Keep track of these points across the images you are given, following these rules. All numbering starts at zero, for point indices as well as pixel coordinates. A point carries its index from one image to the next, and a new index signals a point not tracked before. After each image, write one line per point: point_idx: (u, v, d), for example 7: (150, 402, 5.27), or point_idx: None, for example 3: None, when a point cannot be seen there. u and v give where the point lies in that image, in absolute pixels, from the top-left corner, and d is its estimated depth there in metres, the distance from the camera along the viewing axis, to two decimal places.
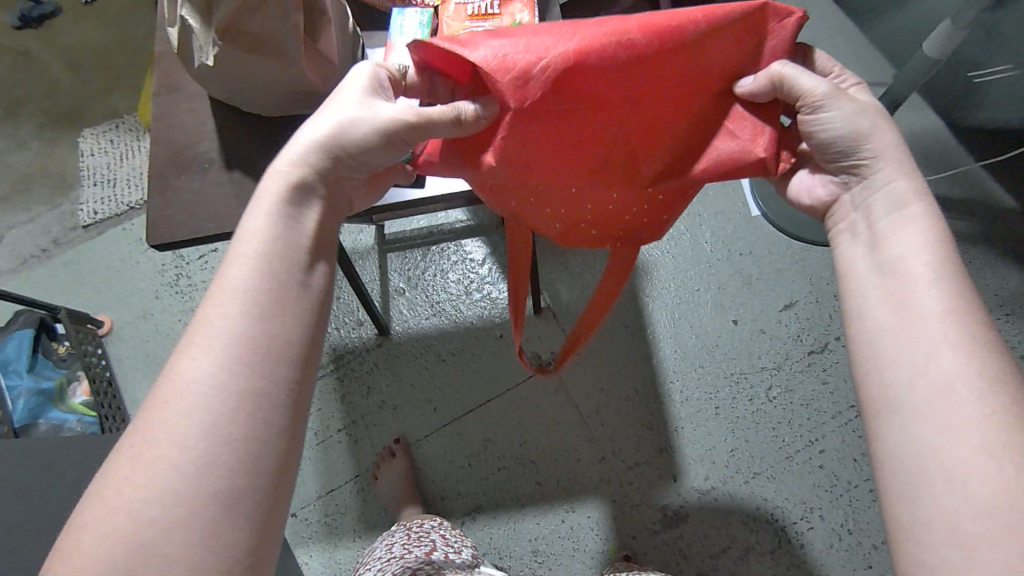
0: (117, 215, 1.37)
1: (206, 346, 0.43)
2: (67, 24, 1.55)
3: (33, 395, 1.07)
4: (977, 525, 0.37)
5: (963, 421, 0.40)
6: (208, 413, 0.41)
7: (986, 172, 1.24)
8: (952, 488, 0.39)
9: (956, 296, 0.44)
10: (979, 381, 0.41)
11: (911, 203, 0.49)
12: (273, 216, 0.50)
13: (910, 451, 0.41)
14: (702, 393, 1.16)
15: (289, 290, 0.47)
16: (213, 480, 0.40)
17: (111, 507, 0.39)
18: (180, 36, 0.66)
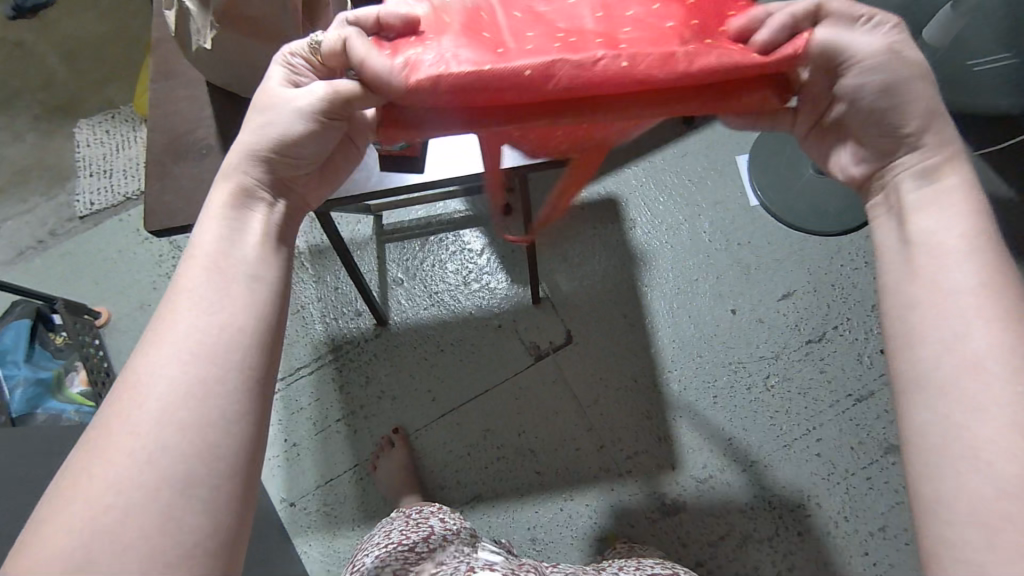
0: (114, 206, 1.36)
1: (157, 344, 0.43)
2: (62, 15, 1.54)
3: (31, 385, 1.08)
4: (1004, 506, 0.38)
5: (991, 398, 0.40)
6: (162, 401, 0.41)
7: (984, 163, 1.25)
8: (973, 465, 0.39)
9: (990, 271, 0.44)
10: (1011, 356, 0.41)
11: (942, 176, 0.49)
12: (221, 217, 0.50)
13: (938, 429, 0.41)
14: (701, 382, 1.16)
15: (236, 285, 0.47)
16: (172, 468, 0.39)
17: (70, 498, 0.38)
18: (178, 20, 0.66)
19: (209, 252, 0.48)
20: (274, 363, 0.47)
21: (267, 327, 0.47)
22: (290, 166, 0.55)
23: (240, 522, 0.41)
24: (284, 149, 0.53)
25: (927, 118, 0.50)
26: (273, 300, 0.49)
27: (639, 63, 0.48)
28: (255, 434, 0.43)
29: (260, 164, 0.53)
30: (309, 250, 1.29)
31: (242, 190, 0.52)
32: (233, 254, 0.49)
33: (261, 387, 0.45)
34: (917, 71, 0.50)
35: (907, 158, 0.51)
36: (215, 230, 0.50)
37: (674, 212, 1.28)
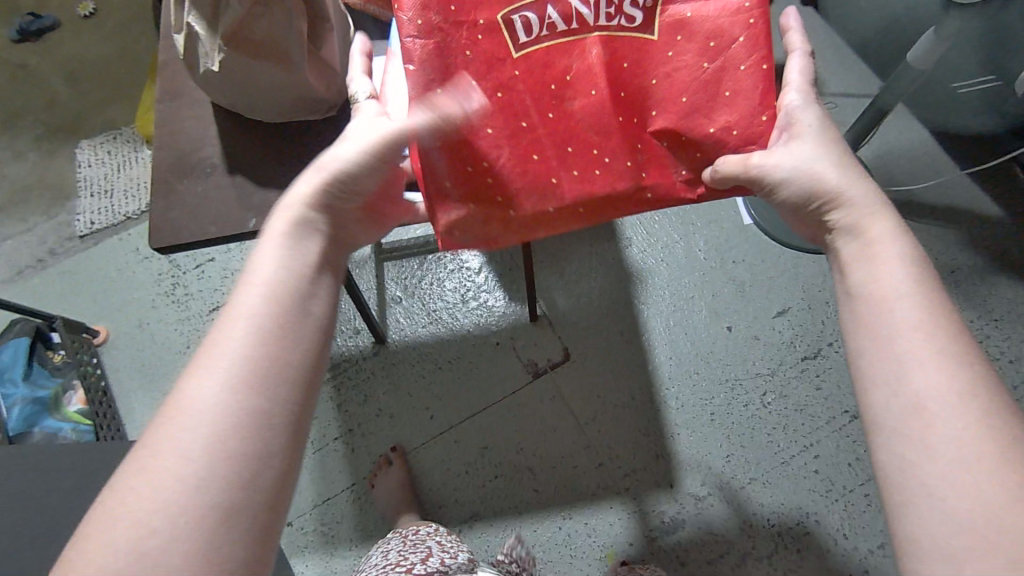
0: (115, 224, 1.38)
1: (204, 371, 0.43)
2: (68, 37, 1.57)
3: (29, 404, 1.08)
4: (963, 540, 0.38)
5: (941, 438, 0.41)
6: (210, 429, 0.42)
7: (972, 182, 1.27)
8: (935, 504, 0.40)
9: (926, 311, 0.45)
10: (952, 395, 0.42)
11: (876, 222, 0.51)
12: (279, 245, 0.51)
13: (897, 467, 0.43)
14: (698, 399, 1.17)
15: (289, 316, 0.48)
16: (213, 498, 0.40)
17: (119, 516, 0.39)
18: (186, 42, 0.67)
19: (268, 284, 0.48)
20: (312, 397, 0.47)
21: (312, 359, 0.48)
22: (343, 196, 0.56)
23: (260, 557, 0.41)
24: (344, 178, 0.55)
25: (843, 182, 0.53)
26: (321, 333, 0.49)
27: (660, 193, 0.60)
28: (288, 467, 0.44)
29: (325, 193, 0.55)
30: None
31: (301, 225, 0.53)
32: (289, 283, 0.49)
33: (297, 422, 0.45)
34: (827, 130, 0.57)
35: (837, 217, 0.53)
36: (270, 257, 0.50)
37: (669, 230, 1.30)
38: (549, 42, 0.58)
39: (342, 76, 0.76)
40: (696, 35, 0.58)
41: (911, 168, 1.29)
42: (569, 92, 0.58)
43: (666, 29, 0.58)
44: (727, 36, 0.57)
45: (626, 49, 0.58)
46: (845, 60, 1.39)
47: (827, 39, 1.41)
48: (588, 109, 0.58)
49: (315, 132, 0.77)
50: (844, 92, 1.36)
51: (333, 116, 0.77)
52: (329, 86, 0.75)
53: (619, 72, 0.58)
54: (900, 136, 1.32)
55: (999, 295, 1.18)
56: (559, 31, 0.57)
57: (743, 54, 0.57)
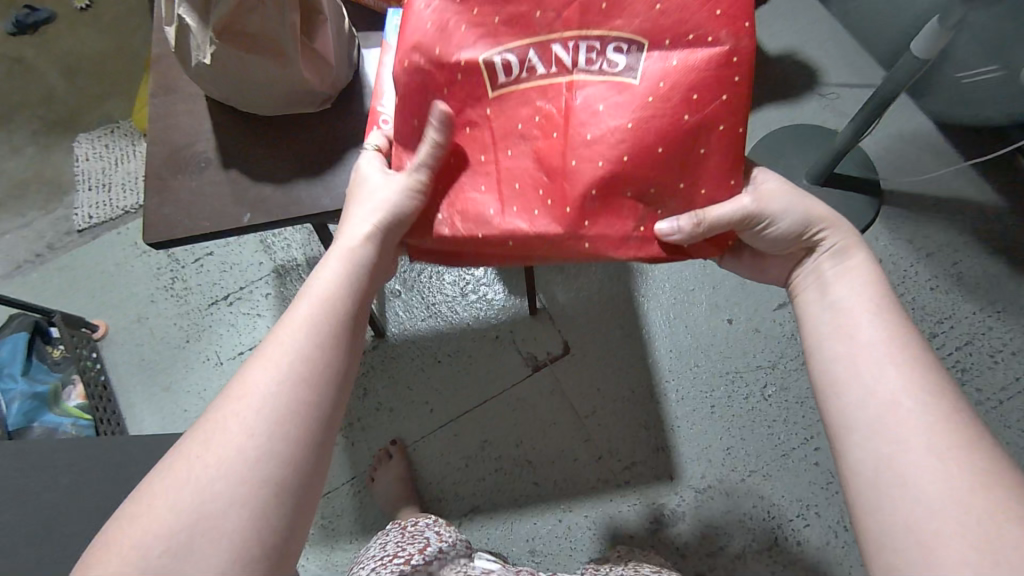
0: (112, 219, 1.37)
1: (268, 364, 0.46)
2: (63, 30, 1.56)
3: (28, 399, 1.08)
4: (936, 524, 0.39)
5: (911, 431, 0.43)
6: (275, 410, 0.44)
7: (976, 173, 1.26)
8: (904, 491, 0.41)
9: (894, 326, 0.48)
10: (919, 395, 0.44)
11: (852, 256, 0.55)
12: (336, 267, 0.53)
13: (869, 461, 0.43)
14: (698, 392, 1.16)
15: (345, 326, 0.50)
16: (268, 477, 0.42)
17: (180, 480, 0.42)
18: (178, 37, 0.67)
19: (324, 297, 0.51)
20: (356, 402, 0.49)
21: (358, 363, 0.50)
22: (389, 235, 0.57)
23: (292, 538, 0.43)
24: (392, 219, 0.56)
25: (829, 216, 0.56)
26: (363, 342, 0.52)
27: (600, 243, 0.55)
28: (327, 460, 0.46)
29: (381, 231, 0.56)
30: (306, 261, 1.30)
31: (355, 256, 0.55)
32: (343, 300, 0.51)
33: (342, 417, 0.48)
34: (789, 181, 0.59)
35: (824, 244, 0.56)
36: (325, 277, 0.53)
37: None
38: (531, 84, 0.55)
39: (337, 69, 0.75)
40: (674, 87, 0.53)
41: (913, 160, 1.27)
42: (535, 133, 0.55)
43: (647, 77, 0.53)
44: (713, 92, 0.52)
45: (601, 94, 0.54)
46: (847, 50, 1.38)
47: (830, 30, 1.39)
48: (551, 159, 0.55)
49: (310, 127, 0.77)
50: (846, 83, 1.35)
51: (328, 109, 0.77)
52: (323, 79, 0.74)
53: (592, 114, 0.53)
54: (903, 127, 1.30)
55: (1002, 287, 1.17)
56: (539, 73, 0.55)
57: (724, 114, 0.53)
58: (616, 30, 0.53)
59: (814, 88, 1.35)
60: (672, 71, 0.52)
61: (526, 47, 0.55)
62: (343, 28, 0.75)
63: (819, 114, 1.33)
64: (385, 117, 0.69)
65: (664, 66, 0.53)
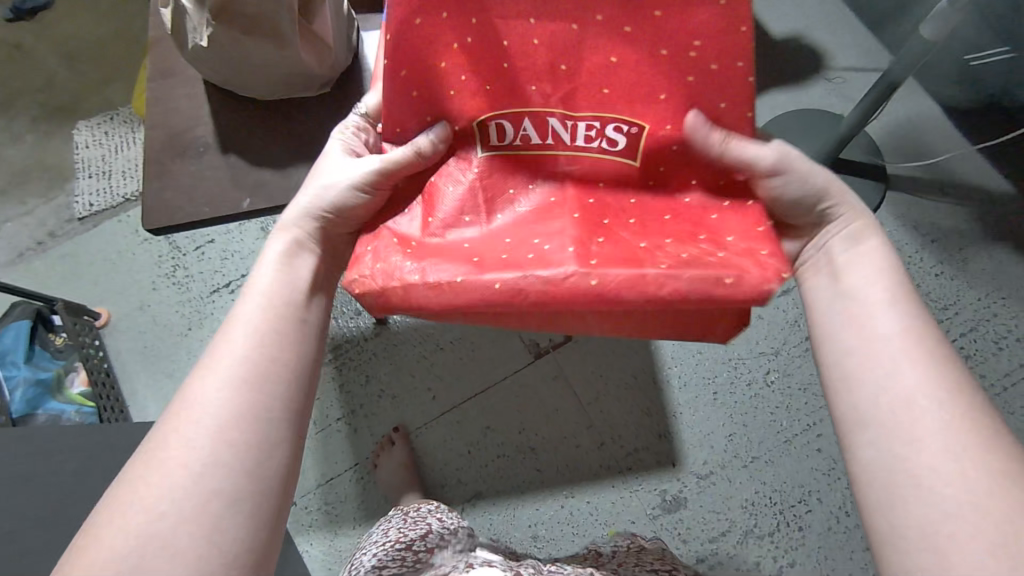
0: (113, 206, 1.36)
1: (213, 368, 0.46)
2: (61, 16, 1.54)
3: (31, 386, 1.09)
4: (948, 527, 0.39)
5: (925, 430, 0.42)
6: (213, 421, 0.44)
7: (983, 157, 1.24)
8: (920, 495, 0.40)
9: (912, 319, 0.47)
10: (937, 390, 0.43)
11: (866, 238, 0.53)
12: (280, 259, 0.55)
13: (883, 462, 0.43)
14: (700, 378, 1.16)
15: (283, 324, 0.50)
16: (222, 479, 0.42)
17: (125, 504, 0.41)
18: (174, 19, 0.67)
19: (268, 294, 0.52)
20: (306, 397, 0.48)
21: (313, 360, 0.51)
22: (337, 223, 0.59)
23: (258, 541, 0.42)
24: (337, 206, 0.57)
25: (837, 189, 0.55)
26: (319, 337, 0.52)
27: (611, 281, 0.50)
28: (292, 457, 0.46)
29: (320, 220, 0.58)
30: None
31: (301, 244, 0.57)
32: (286, 294, 0.52)
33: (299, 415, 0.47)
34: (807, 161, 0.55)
35: (833, 227, 0.54)
36: (269, 270, 0.54)
37: None
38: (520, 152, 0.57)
39: (336, 52, 0.74)
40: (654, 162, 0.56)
41: (919, 144, 1.26)
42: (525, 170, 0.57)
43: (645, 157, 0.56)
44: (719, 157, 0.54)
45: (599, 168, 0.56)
46: (854, 32, 1.36)
47: (836, 12, 1.37)
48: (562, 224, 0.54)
49: (309, 111, 0.76)
50: (853, 66, 1.33)
51: (327, 93, 0.76)
52: (322, 62, 0.73)
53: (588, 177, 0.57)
54: (909, 111, 1.29)
55: (1007, 272, 1.16)
56: (534, 144, 0.57)
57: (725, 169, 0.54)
58: (614, 110, 0.54)
59: (819, 71, 1.33)
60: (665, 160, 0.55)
61: (521, 117, 0.56)
62: (342, 9, 0.74)
63: (825, 97, 1.31)
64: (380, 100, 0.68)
65: (663, 149, 0.55)
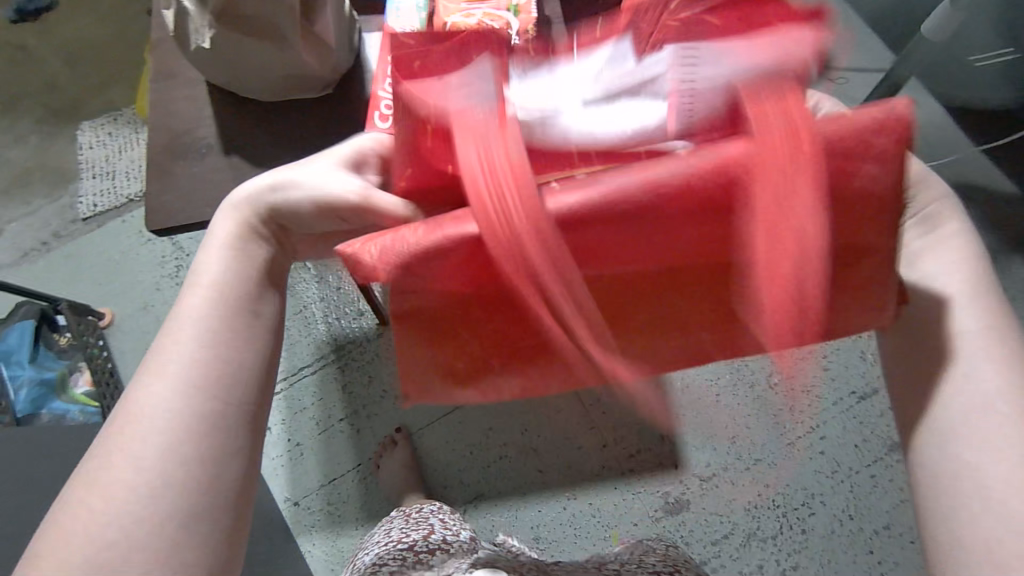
0: (117, 207, 1.37)
1: (160, 372, 0.38)
2: (66, 17, 1.55)
3: (35, 386, 1.09)
4: (1020, 545, 0.34)
5: (999, 439, 0.36)
6: (162, 435, 0.37)
7: (989, 158, 1.24)
8: (987, 507, 0.35)
9: (988, 311, 0.40)
10: (1016, 396, 0.37)
11: (944, 220, 0.43)
12: (229, 241, 0.45)
13: (946, 469, 0.37)
14: (704, 380, 1.14)
15: (236, 321, 0.42)
16: (176, 497, 0.36)
17: (66, 533, 0.34)
18: (176, 21, 0.67)
19: (217, 288, 0.42)
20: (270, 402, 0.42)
21: (271, 360, 0.43)
22: (298, 222, 0.47)
23: (224, 558, 0.36)
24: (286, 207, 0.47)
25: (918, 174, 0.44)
26: (273, 337, 0.43)
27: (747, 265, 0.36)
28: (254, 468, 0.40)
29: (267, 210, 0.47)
30: None
31: (248, 227, 0.46)
32: (240, 287, 0.43)
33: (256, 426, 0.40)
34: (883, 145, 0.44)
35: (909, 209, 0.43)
36: (220, 255, 0.44)
37: None
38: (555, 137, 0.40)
39: (337, 54, 0.74)
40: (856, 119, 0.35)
41: (923, 145, 1.25)
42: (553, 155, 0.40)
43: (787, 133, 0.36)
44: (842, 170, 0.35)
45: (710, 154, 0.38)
46: (858, 33, 1.36)
47: (839, 13, 1.37)
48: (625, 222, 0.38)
49: (311, 113, 0.76)
50: (856, 66, 1.32)
51: (330, 94, 0.77)
52: (324, 65, 0.73)
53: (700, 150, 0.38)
54: (912, 111, 1.29)
55: (1012, 275, 1.15)
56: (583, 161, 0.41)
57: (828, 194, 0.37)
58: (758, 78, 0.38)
59: None
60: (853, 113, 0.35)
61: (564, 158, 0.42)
62: (343, 12, 0.75)
63: None
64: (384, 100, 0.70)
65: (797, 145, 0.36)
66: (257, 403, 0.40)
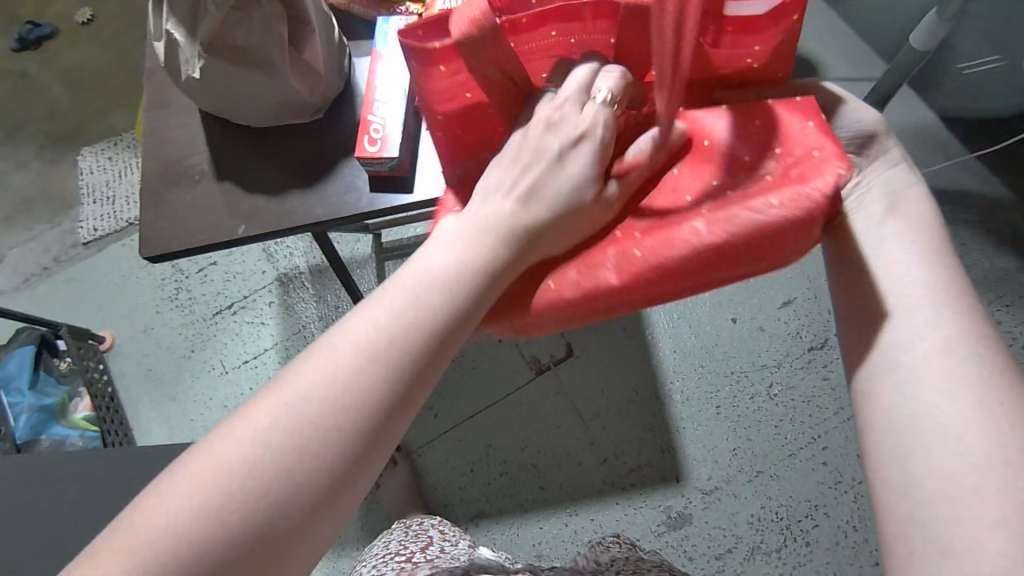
0: (116, 231, 1.38)
1: (325, 362, 0.37)
2: (66, 45, 1.57)
3: (35, 411, 1.10)
4: (976, 479, 0.34)
5: (961, 383, 0.36)
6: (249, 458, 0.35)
7: (983, 163, 1.23)
8: (944, 445, 0.35)
9: (947, 266, 0.41)
10: (972, 342, 0.37)
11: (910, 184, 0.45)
12: (460, 241, 0.42)
13: (904, 410, 0.37)
14: (702, 393, 1.15)
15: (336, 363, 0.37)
16: (282, 503, 0.34)
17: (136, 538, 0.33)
18: (166, 51, 0.68)
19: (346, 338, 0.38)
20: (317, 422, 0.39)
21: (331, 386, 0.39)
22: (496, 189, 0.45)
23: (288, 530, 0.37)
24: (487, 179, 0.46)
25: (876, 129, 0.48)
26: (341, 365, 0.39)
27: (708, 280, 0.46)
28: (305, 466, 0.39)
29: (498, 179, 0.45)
30: (309, 270, 1.30)
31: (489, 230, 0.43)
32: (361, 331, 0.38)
33: (376, 446, 0.37)
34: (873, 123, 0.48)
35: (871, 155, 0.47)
36: (461, 252, 0.41)
37: None
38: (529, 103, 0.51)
39: (327, 80, 0.75)
40: (789, 145, 0.44)
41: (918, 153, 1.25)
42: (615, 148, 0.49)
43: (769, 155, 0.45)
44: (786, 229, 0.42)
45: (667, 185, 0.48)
46: (849, 41, 1.36)
47: (827, 22, 1.38)
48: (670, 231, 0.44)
49: (303, 137, 0.77)
50: (846, 75, 1.33)
51: (321, 119, 0.77)
52: (313, 90, 0.74)
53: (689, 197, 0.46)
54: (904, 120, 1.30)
55: (1010, 281, 1.16)
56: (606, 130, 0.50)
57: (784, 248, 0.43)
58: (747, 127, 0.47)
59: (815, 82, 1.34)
60: (811, 129, 0.44)
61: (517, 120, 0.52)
62: (333, 38, 0.76)
63: None
64: (375, 125, 0.73)
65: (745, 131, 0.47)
66: (393, 419, 0.38)
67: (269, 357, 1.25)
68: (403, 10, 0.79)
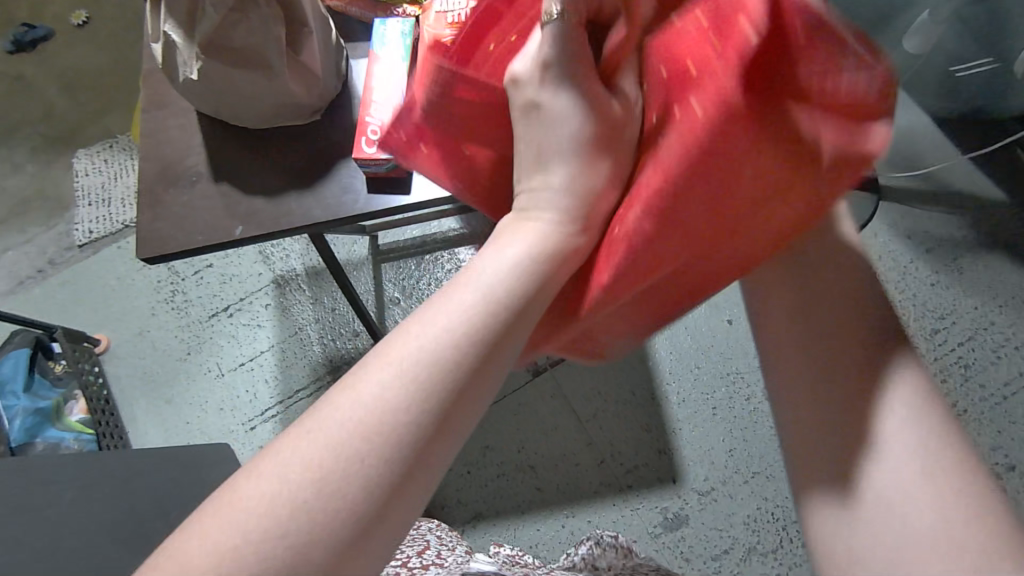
0: (112, 233, 1.38)
1: (398, 349, 0.34)
2: (61, 47, 1.57)
3: (30, 414, 1.09)
4: (924, 554, 0.33)
5: (903, 450, 0.35)
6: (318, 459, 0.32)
7: (976, 166, 1.25)
8: (891, 515, 0.34)
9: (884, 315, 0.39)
10: (913, 402, 0.36)
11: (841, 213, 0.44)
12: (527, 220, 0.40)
13: (850, 478, 0.36)
14: (699, 394, 1.15)
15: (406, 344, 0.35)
16: (326, 521, 0.31)
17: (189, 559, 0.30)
18: (164, 53, 0.68)
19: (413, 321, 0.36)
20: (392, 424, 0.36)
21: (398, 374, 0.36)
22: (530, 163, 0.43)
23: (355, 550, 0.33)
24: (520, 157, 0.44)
25: None
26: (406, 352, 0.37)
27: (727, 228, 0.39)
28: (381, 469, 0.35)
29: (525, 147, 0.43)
30: (305, 272, 1.30)
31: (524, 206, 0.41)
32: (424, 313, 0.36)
33: (444, 425, 0.33)
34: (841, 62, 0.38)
35: None
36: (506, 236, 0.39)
37: None
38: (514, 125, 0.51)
39: (324, 82, 0.75)
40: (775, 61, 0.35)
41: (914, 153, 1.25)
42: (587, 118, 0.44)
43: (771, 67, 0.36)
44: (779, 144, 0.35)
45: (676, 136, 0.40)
46: None
47: None
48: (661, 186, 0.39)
49: (300, 138, 0.77)
50: None
51: (318, 120, 0.78)
52: (310, 91, 0.74)
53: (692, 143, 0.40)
54: None
55: (1004, 282, 1.17)
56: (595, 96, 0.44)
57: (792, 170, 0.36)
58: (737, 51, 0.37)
59: None
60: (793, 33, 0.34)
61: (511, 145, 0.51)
62: (330, 39, 0.76)
63: None
64: (373, 126, 0.73)
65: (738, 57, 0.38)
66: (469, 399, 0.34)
67: (266, 359, 1.25)
68: (400, 12, 0.79)
